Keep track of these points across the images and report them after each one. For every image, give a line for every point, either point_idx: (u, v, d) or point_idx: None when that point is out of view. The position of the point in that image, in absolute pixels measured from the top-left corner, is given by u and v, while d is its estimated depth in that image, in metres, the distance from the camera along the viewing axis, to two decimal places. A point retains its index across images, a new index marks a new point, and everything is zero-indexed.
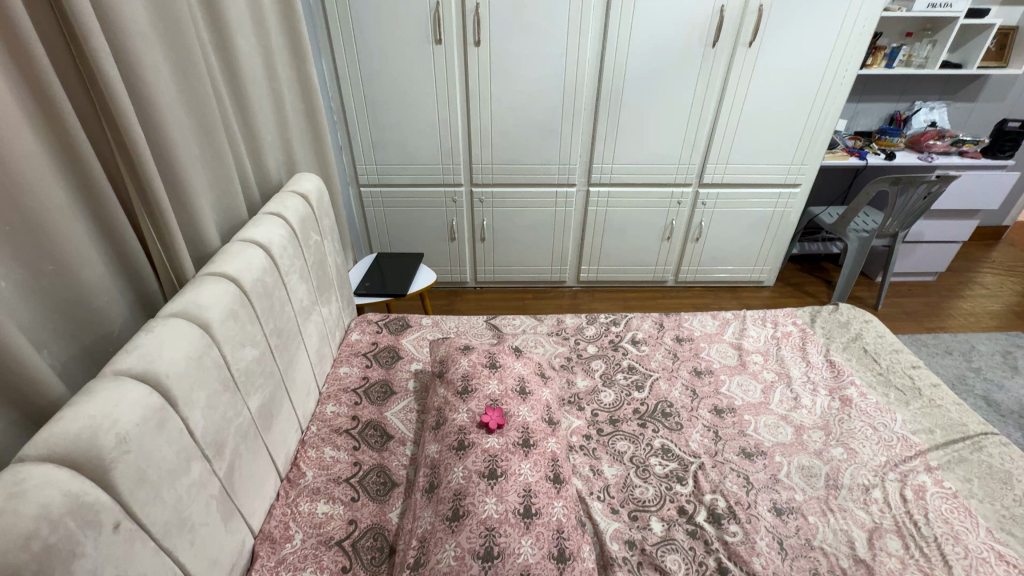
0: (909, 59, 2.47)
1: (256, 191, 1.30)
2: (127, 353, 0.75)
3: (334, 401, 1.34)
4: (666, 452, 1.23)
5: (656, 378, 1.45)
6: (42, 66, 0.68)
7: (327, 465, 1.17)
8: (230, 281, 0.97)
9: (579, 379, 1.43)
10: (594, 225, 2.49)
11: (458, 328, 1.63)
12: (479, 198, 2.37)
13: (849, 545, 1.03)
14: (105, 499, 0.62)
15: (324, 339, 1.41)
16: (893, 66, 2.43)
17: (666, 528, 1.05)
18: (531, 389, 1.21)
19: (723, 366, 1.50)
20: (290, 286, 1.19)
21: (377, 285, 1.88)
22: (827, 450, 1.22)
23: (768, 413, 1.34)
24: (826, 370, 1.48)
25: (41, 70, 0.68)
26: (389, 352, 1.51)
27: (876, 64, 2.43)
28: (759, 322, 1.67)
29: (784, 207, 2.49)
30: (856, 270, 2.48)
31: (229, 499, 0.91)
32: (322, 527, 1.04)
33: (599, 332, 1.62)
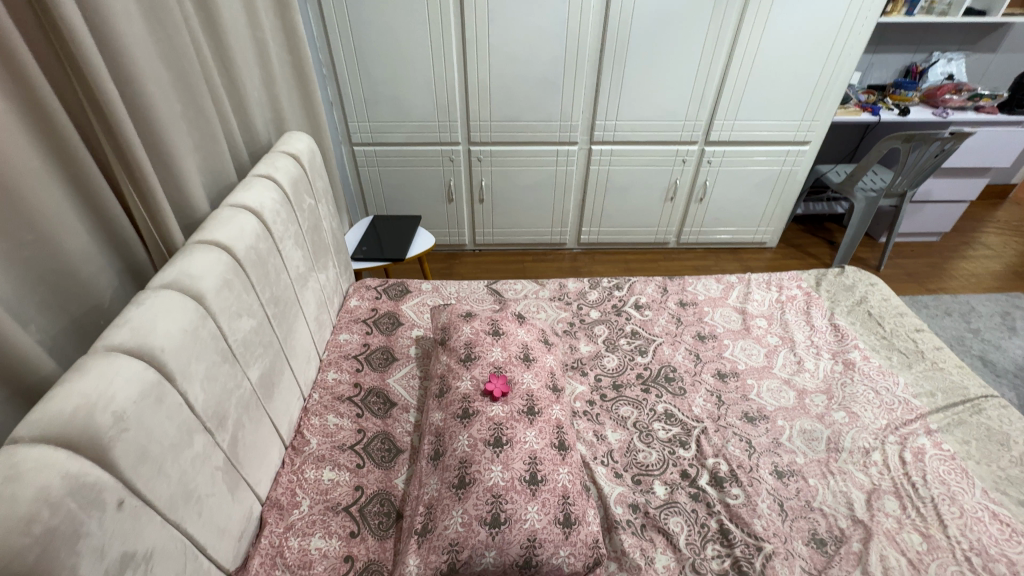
0: (931, 5, 2.29)
1: (244, 152, 1.23)
2: (117, 327, 0.72)
3: (335, 368, 1.33)
4: (669, 417, 1.23)
5: (660, 343, 1.44)
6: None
7: (330, 432, 1.17)
8: (222, 250, 0.93)
9: (582, 345, 1.42)
10: (596, 185, 2.42)
11: (459, 293, 1.61)
12: (477, 156, 2.28)
13: (848, 506, 1.05)
14: (107, 478, 0.61)
15: (323, 306, 1.38)
16: (914, 13, 2.26)
17: (669, 491, 1.07)
18: (535, 356, 1.20)
19: (727, 330, 1.49)
20: (285, 253, 1.15)
21: (374, 250, 1.84)
22: (829, 414, 1.23)
23: (771, 377, 1.34)
24: (829, 334, 1.47)
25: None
26: (389, 319, 1.49)
27: (896, 11, 2.26)
28: (764, 286, 1.65)
29: (791, 165, 2.42)
30: (861, 230, 2.44)
31: (235, 470, 0.91)
32: (329, 494, 1.05)
33: (602, 297, 1.60)
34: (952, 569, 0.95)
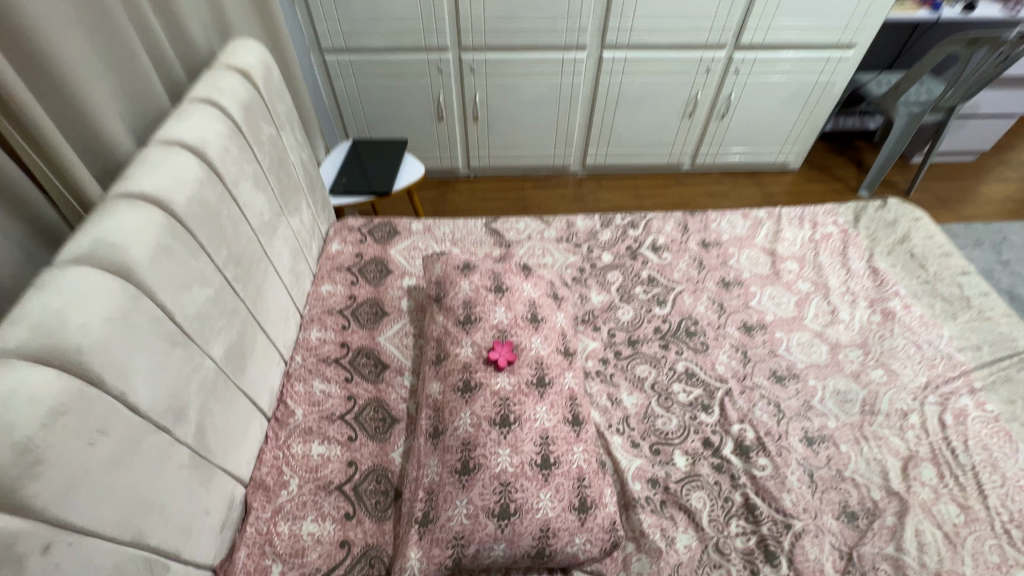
0: None
1: (179, 66, 0.98)
2: (14, 323, 0.56)
3: (319, 326, 1.18)
4: (690, 377, 1.12)
5: (680, 292, 1.29)
6: None
7: (317, 401, 1.05)
8: (152, 205, 0.73)
9: (594, 294, 1.27)
10: (606, 99, 2.12)
11: (454, 234, 1.42)
12: (470, 66, 1.96)
13: (882, 476, 0.97)
14: (17, 526, 0.49)
15: (298, 255, 1.20)
16: None
17: (690, 462, 0.98)
18: (544, 315, 1.05)
19: (754, 276, 1.33)
20: (243, 199, 0.94)
21: (356, 182, 1.62)
22: (865, 372, 1.12)
23: (802, 330, 1.21)
24: (867, 279, 1.32)
25: None
26: (376, 266, 1.32)
27: None
28: (796, 222, 1.46)
29: (830, 75, 2.11)
30: (897, 151, 2.21)
31: (206, 462, 0.80)
32: (319, 471, 0.96)
33: (615, 237, 1.42)
34: (990, 544, 0.89)
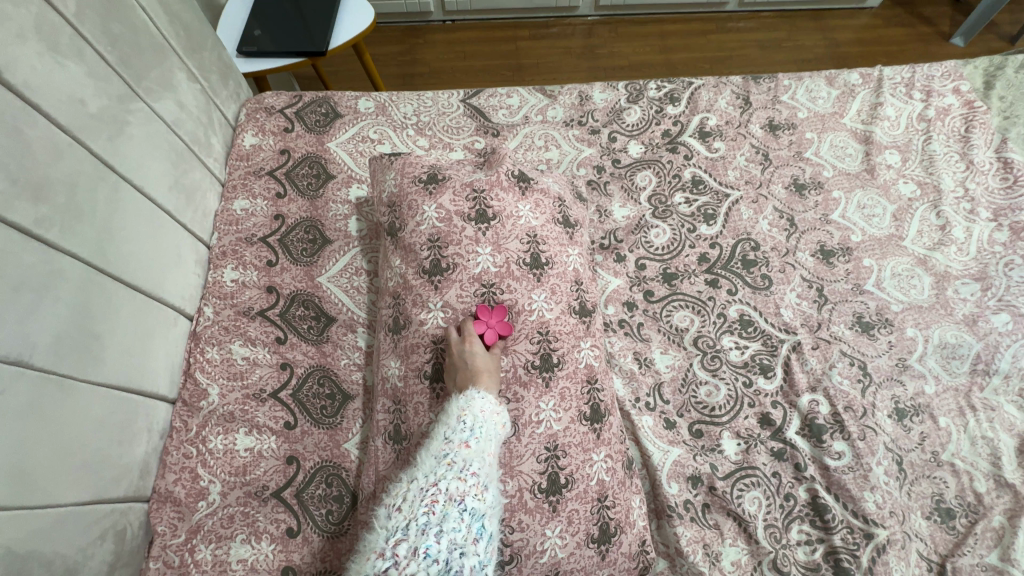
0: None
1: None
2: None
3: (233, 262, 0.84)
4: (745, 326, 0.83)
5: (736, 201, 0.93)
6: None
7: (239, 374, 0.77)
8: None
9: (617, 207, 0.92)
10: None
11: (419, 117, 1.01)
12: None
13: (992, 460, 0.74)
14: None
15: (186, 161, 0.81)
16: None
17: (743, 449, 0.74)
18: (550, 255, 0.71)
19: (839, 175, 0.96)
20: (21, 79, 0.54)
21: (278, 34, 1.13)
22: (983, 317, 0.83)
23: (899, 255, 0.89)
24: (995, 176, 0.96)
25: None
26: (310, 169, 0.93)
27: None
28: (902, 91, 1.04)
29: None
30: None
31: (47, 509, 0.54)
32: (249, 473, 0.71)
33: (647, 118, 1.00)
34: None
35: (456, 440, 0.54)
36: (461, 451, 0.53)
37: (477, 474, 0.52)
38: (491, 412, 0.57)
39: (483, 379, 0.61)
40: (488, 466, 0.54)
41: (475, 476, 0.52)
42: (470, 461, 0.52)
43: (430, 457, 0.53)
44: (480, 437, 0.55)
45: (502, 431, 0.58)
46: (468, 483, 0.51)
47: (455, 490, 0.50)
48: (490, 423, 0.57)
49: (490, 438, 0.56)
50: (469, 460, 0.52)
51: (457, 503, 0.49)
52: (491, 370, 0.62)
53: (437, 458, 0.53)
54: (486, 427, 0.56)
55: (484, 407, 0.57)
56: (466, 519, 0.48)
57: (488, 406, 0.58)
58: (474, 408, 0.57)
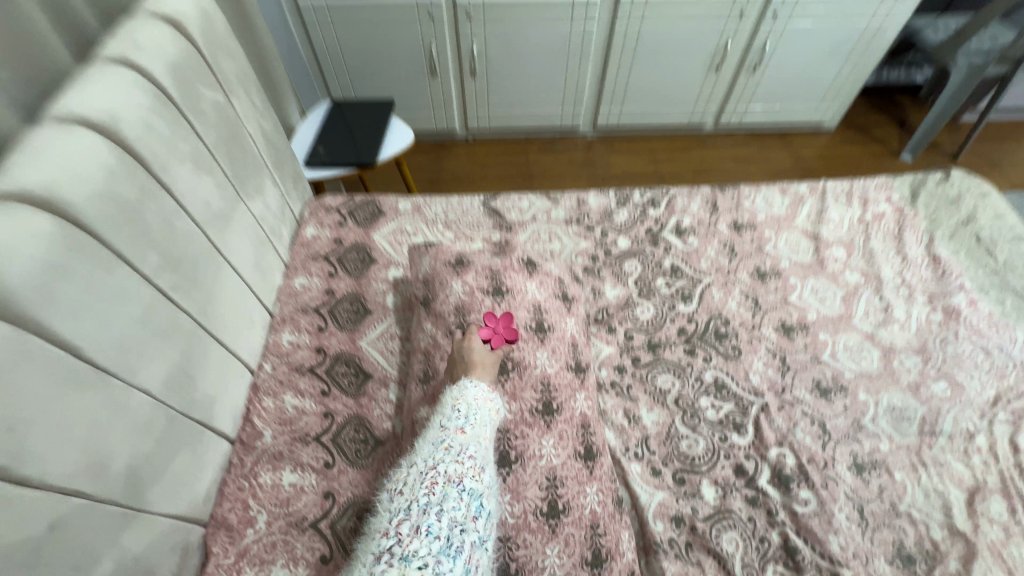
0: None
1: (91, 15, 0.76)
2: None
3: (291, 327, 1.03)
4: (719, 389, 0.97)
5: (708, 285, 1.11)
6: None
7: (289, 419, 0.92)
8: (47, 211, 0.56)
9: (609, 288, 1.10)
10: (622, 51, 1.87)
11: (447, 215, 1.24)
12: (466, 12, 1.72)
13: (944, 511, 0.83)
14: None
15: (264, 247, 1.03)
16: None
17: (720, 495, 0.84)
18: (552, 323, 0.89)
19: (794, 265, 1.15)
20: (182, 190, 0.77)
21: (338, 150, 1.42)
22: (926, 385, 0.96)
23: (850, 332, 1.05)
24: (926, 268, 1.14)
25: None
26: (357, 254, 1.15)
27: None
28: (843, 199, 1.26)
29: (882, 21, 1.83)
30: (952, 110, 1.95)
31: (145, 515, 0.66)
32: (291, 505, 0.83)
33: (633, 218, 1.23)
34: None
35: (453, 429, 0.67)
36: (458, 437, 0.65)
37: (472, 457, 0.63)
38: (484, 399, 0.72)
39: (477, 371, 0.76)
40: (482, 448, 0.66)
41: (472, 459, 0.63)
42: (466, 446, 0.64)
43: (431, 443, 0.66)
44: (475, 422, 0.69)
45: (495, 415, 0.72)
46: (465, 466, 0.62)
47: (454, 473, 0.61)
48: (484, 409, 0.70)
49: (485, 424, 0.70)
50: (465, 444, 0.65)
51: (456, 484, 0.60)
52: (487, 365, 0.78)
53: (436, 444, 0.65)
54: (480, 412, 0.70)
55: (478, 395, 0.71)
56: (464, 498, 0.59)
57: (483, 393, 0.72)
58: (468, 397, 0.71)
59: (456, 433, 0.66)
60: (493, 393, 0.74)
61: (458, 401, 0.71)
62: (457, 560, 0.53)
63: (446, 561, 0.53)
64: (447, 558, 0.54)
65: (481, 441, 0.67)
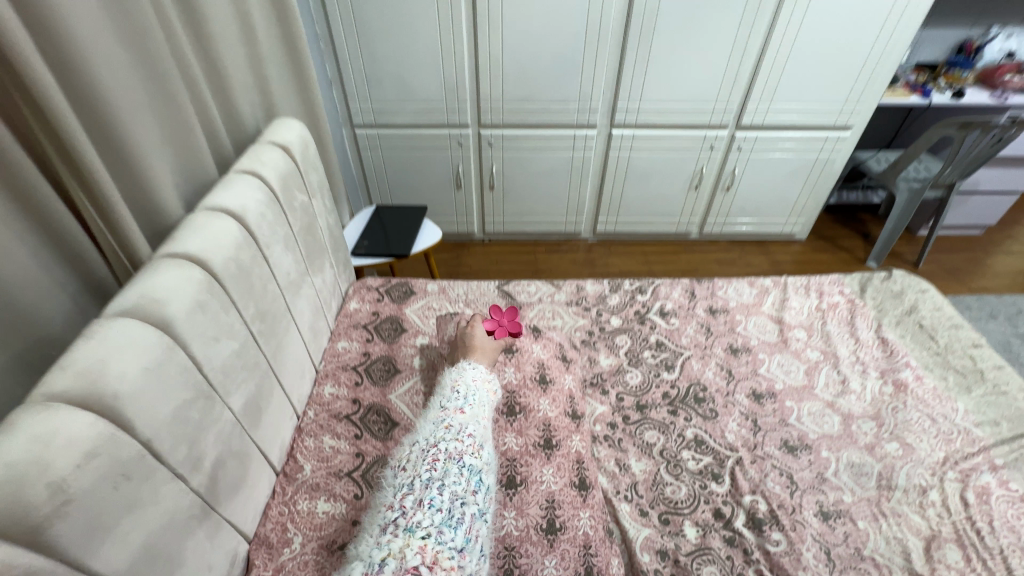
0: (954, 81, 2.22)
1: (228, 142, 1.08)
2: (60, 370, 0.60)
3: (332, 381, 1.22)
4: (699, 444, 1.11)
5: (688, 358, 1.30)
6: None
7: (326, 457, 1.07)
8: (196, 264, 0.80)
9: (603, 358, 1.29)
10: (615, 171, 2.26)
11: (467, 295, 1.48)
12: (488, 141, 2.14)
13: (904, 556, 0.93)
14: (42, 565, 0.51)
15: (319, 313, 1.26)
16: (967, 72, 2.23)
17: (700, 534, 0.96)
18: (553, 377, 1.07)
19: (762, 343, 1.35)
20: (274, 260, 1.02)
21: (377, 243, 1.71)
22: (880, 445, 1.10)
23: (812, 400, 1.21)
24: (877, 349, 1.33)
25: None
26: (391, 324, 1.37)
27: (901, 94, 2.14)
28: (802, 291, 1.49)
29: (829, 154, 2.22)
30: (902, 225, 2.26)
31: (215, 515, 0.80)
32: (323, 529, 0.95)
33: (623, 302, 1.46)
34: None
35: (453, 412, 0.82)
36: (458, 418, 0.81)
37: (471, 436, 0.78)
38: (482, 379, 0.92)
39: (477, 353, 0.99)
40: (477, 426, 0.82)
41: (470, 438, 0.78)
42: (465, 427, 0.80)
43: (433, 424, 0.81)
44: (472, 402, 0.86)
45: (492, 395, 0.91)
46: (464, 445, 0.76)
47: (454, 450, 0.75)
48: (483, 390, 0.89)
49: (481, 404, 0.87)
50: (464, 425, 0.80)
51: (456, 461, 0.73)
52: (485, 350, 1.01)
53: (438, 425, 0.80)
54: (479, 394, 0.88)
55: (478, 373, 0.92)
56: (463, 474, 0.72)
57: (481, 372, 0.93)
58: (466, 376, 0.91)
59: (455, 413, 0.82)
60: (491, 376, 0.94)
61: (457, 380, 0.91)
62: (458, 530, 0.66)
63: (448, 530, 0.66)
64: (449, 527, 0.66)
65: (477, 418, 0.83)
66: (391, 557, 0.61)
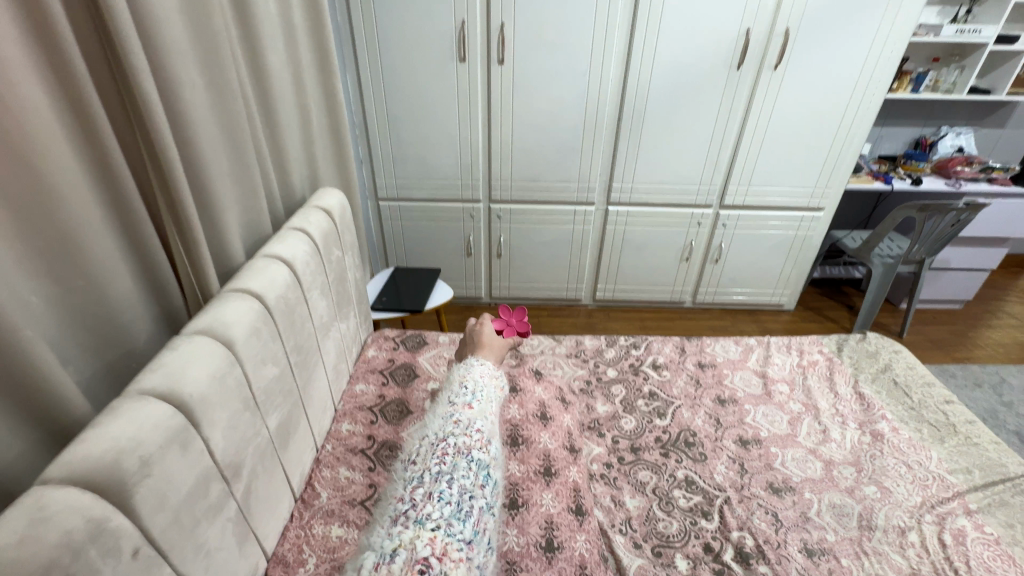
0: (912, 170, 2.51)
1: (281, 205, 1.28)
2: (150, 371, 0.74)
3: (350, 419, 1.32)
4: (689, 484, 1.19)
5: (679, 407, 1.40)
6: (89, 96, 0.69)
7: (341, 486, 1.14)
8: (255, 298, 0.96)
9: (599, 405, 1.40)
10: (612, 243, 2.48)
11: None
12: (497, 214, 2.38)
13: None
14: (126, 525, 0.61)
15: (342, 356, 1.39)
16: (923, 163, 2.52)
17: (690, 566, 1.01)
18: (553, 415, 1.20)
19: (748, 395, 1.45)
20: (312, 302, 1.18)
21: (394, 300, 1.88)
22: (859, 488, 1.18)
23: (796, 447, 1.29)
24: (855, 402, 1.43)
25: (88, 100, 0.69)
26: (405, 370, 1.49)
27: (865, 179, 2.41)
28: (784, 349, 1.62)
29: (806, 231, 2.44)
30: (881, 297, 2.41)
31: (246, 523, 0.88)
32: (336, 552, 1.00)
33: (619, 355, 1.58)
34: None
35: (462, 408, 0.94)
36: (466, 413, 0.93)
37: (479, 431, 0.89)
38: (490, 375, 1.07)
39: (485, 350, 1.19)
40: (484, 420, 0.93)
41: (479, 433, 0.89)
42: (474, 422, 0.91)
43: (443, 418, 0.92)
44: (479, 399, 0.98)
45: (501, 391, 1.06)
46: (473, 439, 0.87)
47: (463, 445, 0.85)
48: (490, 385, 1.03)
49: (487, 399, 0.99)
50: (473, 420, 0.91)
51: (465, 455, 0.84)
52: (492, 347, 1.20)
53: (448, 419, 0.91)
54: (488, 390, 1.02)
55: (484, 370, 1.06)
56: (473, 468, 0.83)
57: (489, 369, 1.07)
58: (474, 371, 1.05)
59: (464, 409, 0.94)
60: (498, 377, 1.09)
61: (465, 376, 1.04)
62: (466, 523, 0.75)
63: (456, 523, 0.74)
64: (457, 520, 0.75)
65: (484, 413, 0.95)
66: (401, 549, 0.69)
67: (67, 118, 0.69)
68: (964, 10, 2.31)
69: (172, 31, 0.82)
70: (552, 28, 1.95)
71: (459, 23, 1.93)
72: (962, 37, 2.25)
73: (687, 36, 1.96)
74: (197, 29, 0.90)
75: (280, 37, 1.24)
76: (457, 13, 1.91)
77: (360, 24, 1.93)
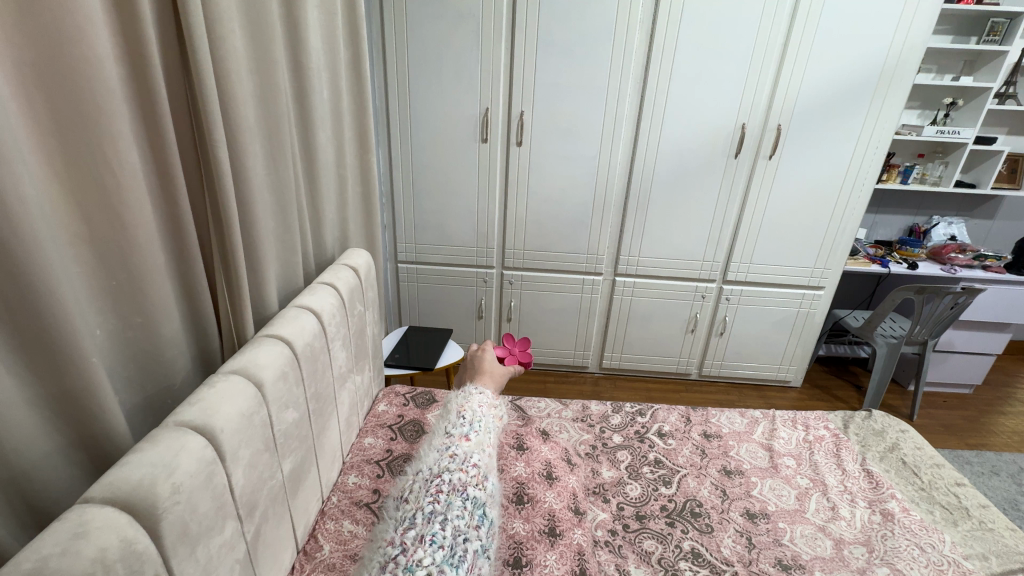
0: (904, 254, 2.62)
1: (312, 261, 1.39)
2: (189, 406, 0.80)
3: (356, 472, 1.33)
4: (696, 556, 1.16)
5: (685, 476, 1.40)
6: (173, 160, 0.81)
7: (344, 539, 1.13)
8: (284, 343, 1.03)
9: (605, 470, 1.39)
10: (618, 314, 2.55)
11: None
12: (509, 279, 2.49)
13: None
14: (152, 550, 0.64)
15: (354, 409, 1.43)
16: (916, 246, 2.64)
17: None
18: (557, 473, 1.27)
19: (754, 467, 1.45)
20: (333, 352, 1.25)
21: (404, 357, 1.93)
22: (871, 570, 1.15)
23: (805, 523, 1.27)
24: (864, 480, 1.41)
25: (172, 163, 0.81)
26: (414, 427, 1.50)
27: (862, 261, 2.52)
28: (789, 423, 1.63)
29: (808, 308, 2.50)
30: (886, 376, 2.42)
31: (251, 568, 0.88)
32: None
33: (624, 422, 1.60)
34: None
35: (459, 441, 0.98)
36: (462, 447, 0.96)
37: (474, 467, 0.93)
38: (489, 404, 1.13)
39: (486, 378, 1.25)
40: (480, 454, 0.97)
41: (474, 468, 0.93)
42: (470, 457, 0.95)
43: (439, 452, 0.95)
44: (477, 431, 1.02)
45: (498, 423, 1.10)
46: (468, 476, 0.90)
47: (457, 483, 0.88)
48: (488, 415, 1.08)
49: (484, 429, 1.04)
50: (469, 454, 0.95)
51: (460, 493, 0.86)
52: (493, 375, 1.26)
53: (443, 454, 0.94)
54: (486, 424, 1.06)
55: (484, 399, 1.12)
56: (466, 508, 0.85)
57: (487, 398, 1.14)
58: (472, 399, 1.11)
59: (461, 442, 0.97)
60: (499, 405, 1.16)
61: (464, 405, 1.10)
62: (459, 568, 0.76)
63: (448, 568, 0.75)
64: (449, 565, 0.76)
65: (481, 446, 0.99)
66: None
67: (150, 176, 0.81)
68: (942, 113, 2.54)
69: (245, 110, 0.96)
70: (566, 116, 2.17)
71: (484, 109, 2.16)
72: (943, 136, 2.46)
73: (688, 126, 2.17)
74: (265, 111, 1.06)
75: (329, 116, 1.41)
76: (482, 101, 2.14)
77: (395, 106, 2.17)
